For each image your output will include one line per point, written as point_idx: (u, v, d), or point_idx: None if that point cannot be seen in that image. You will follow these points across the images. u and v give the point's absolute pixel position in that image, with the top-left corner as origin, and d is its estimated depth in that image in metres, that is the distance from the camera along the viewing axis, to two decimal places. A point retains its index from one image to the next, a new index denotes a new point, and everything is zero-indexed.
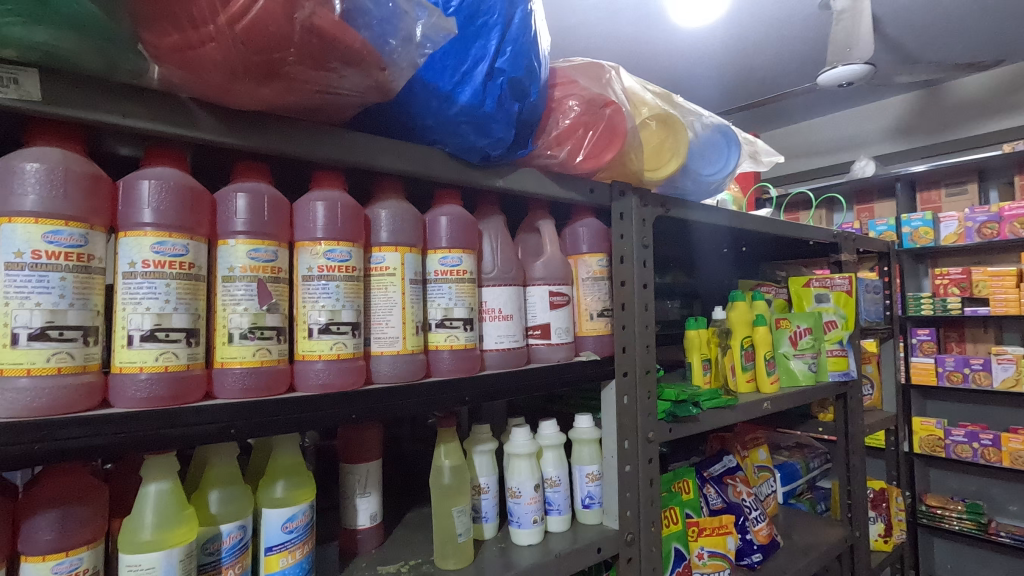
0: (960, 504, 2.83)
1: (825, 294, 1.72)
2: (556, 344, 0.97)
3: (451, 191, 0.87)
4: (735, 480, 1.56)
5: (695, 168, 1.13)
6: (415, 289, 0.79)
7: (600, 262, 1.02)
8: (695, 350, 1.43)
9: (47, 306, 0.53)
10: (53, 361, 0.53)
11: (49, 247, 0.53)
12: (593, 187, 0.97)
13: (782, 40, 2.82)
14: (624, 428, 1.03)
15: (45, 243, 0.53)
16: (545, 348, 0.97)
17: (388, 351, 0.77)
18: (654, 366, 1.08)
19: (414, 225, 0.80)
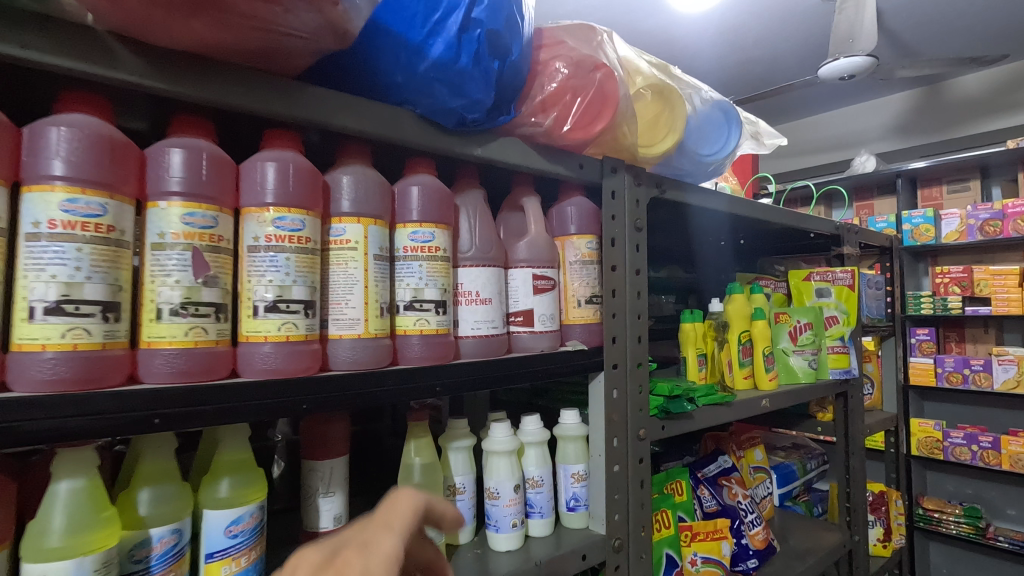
0: (958, 508, 2.76)
1: (826, 288, 1.64)
2: (540, 333, 0.89)
3: (423, 160, 0.78)
4: (731, 482, 1.50)
5: (692, 147, 1.05)
6: (380, 266, 0.71)
7: (589, 245, 0.94)
8: (689, 344, 1.37)
9: (63, 278, 0.50)
10: (68, 337, 0.50)
11: (66, 216, 0.51)
12: (583, 163, 0.91)
13: (784, 30, 2.75)
14: (613, 427, 0.95)
15: (62, 212, 0.50)
16: (528, 336, 0.89)
17: (347, 334, 0.68)
18: (645, 359, 1.00)
19: (381, 195, 0.72)
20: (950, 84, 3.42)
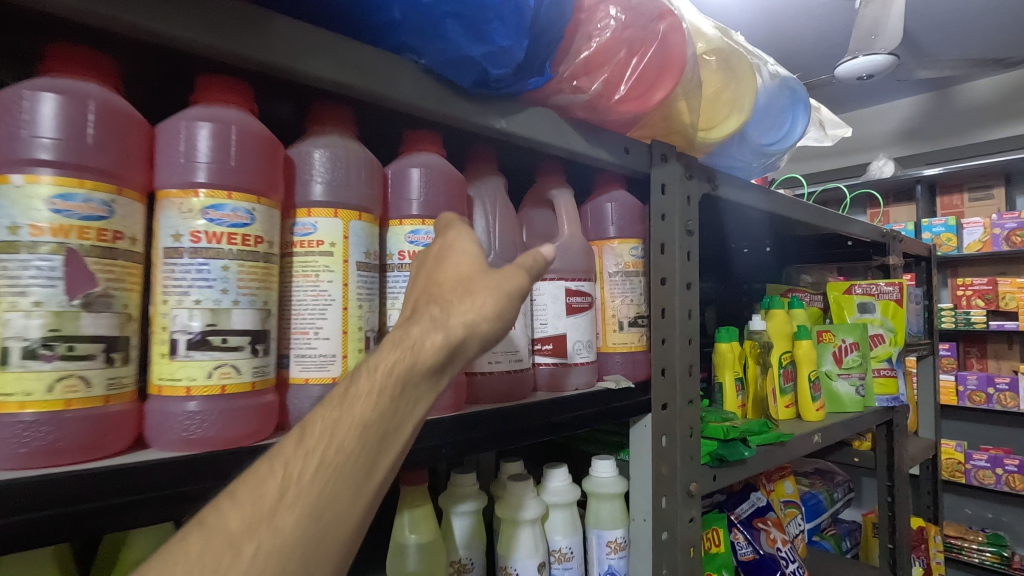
0: (980, 536, 2.57)
1: (870, 303, 1.46)
2: (574, 366, 0.69)
3: (426, 133, 0.58)
4: (767, 525, 1.29)
5: (753, 136, 0.86)
6: (364, 279, 0.50)
7: (633, 252, 0.74)
8: (726, 368, 1.19)
9: None
10: None
11: None
12: (628, 147, 0.71)
13: (801, 24, 2.58)
14: (661, 482, 0.75)
15: None
16: (558, 370, 0.69)
17: (314, 379, 0.47)
18: (697, 396, 0.81)
19: (369, 179, 0.51)
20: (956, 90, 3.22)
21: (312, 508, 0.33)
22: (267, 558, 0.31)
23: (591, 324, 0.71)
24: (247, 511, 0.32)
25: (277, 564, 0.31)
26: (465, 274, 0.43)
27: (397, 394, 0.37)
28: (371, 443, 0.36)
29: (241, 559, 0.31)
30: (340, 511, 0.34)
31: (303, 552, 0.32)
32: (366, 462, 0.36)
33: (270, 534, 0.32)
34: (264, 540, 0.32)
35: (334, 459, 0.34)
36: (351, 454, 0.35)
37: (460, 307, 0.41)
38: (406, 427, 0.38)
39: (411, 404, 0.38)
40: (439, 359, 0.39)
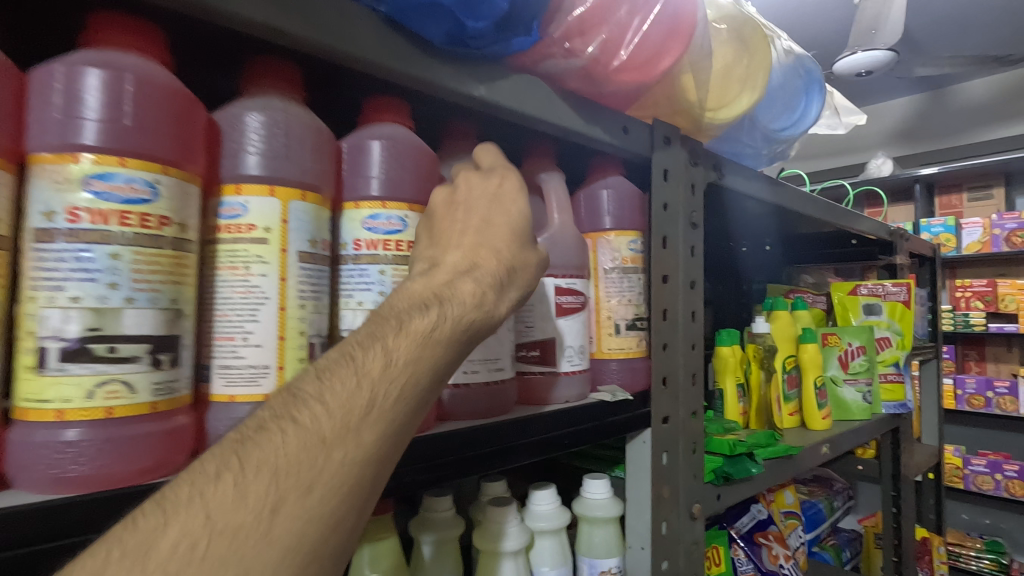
0: (979, 543, 2.48)
1: (876, 304, 1.38)
2: (563, 375, 0.61)
3: (391, 101, 0.49)
4: (769, 540, 1.20)
5: (766, 118, 0.77)
6: (308, 273, 0.41)
7: (631, 246, 0.66)
8: (727, 373, 1.11)
9: None
10: None
11: None
12: (628, 126, 0.63)
13: (800, 19, 2.50)
14: (662, 506, 0.67)
15: None
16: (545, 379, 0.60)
17: (243, 396, 0.38)
18: (700, 407, 0.72)
19: (317, 151, 0.42)
20: (956, 88, 3.15)
21: (390, 430, 0.33)
22: (352, 467, 0.31)
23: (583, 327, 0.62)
24: (335, 419, 0.31)
25: (357, 476, 0.31)
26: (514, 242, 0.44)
27: (461, 339, 0.38)
28: (436, 380, 0.36)
29: (328, 467, 0.30)
30: (408, 436, 0.34)
31: (373, 470, 0.32)
32: (428, 397, 0.36)
33: (356, 445, 0.31)
34: (350, 451, 0.31)
35: (412, 387, 0.34)
36: (422, 386, 0.35)
37: (516, 277, 0.43)
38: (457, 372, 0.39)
39: (467, 353, 0.39)
40: (495, 318, 0.41)
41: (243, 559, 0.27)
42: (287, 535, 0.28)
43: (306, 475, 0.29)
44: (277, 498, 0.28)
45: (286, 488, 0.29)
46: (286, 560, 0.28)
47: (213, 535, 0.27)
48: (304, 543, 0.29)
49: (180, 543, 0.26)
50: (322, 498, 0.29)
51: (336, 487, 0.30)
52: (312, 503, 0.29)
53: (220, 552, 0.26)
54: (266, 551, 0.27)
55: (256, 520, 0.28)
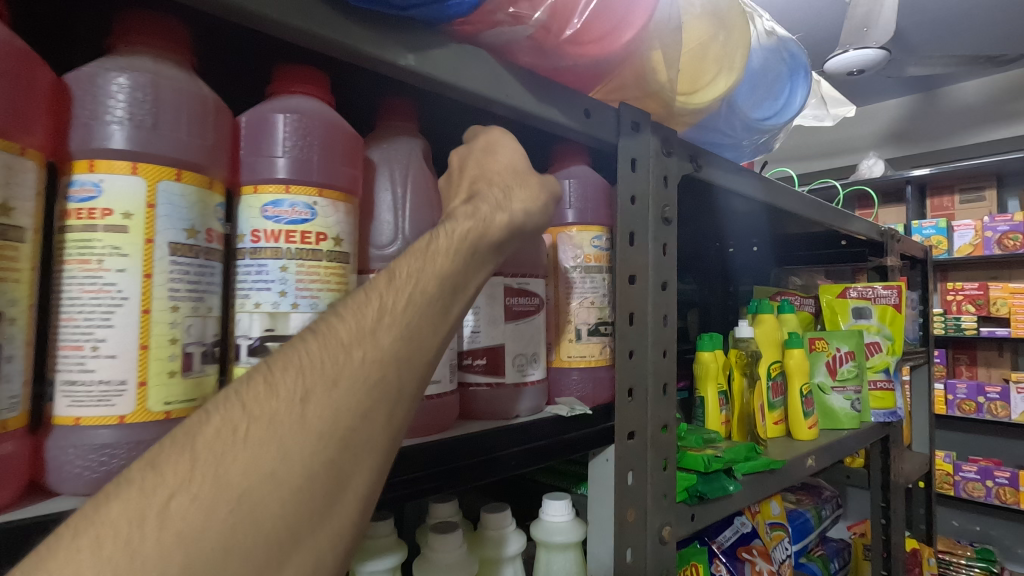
0: (970, 551, 2.35)
1: (865, 307, 1.33)
2: (512, 387, 0.54)
3: (305, 70, 0.42)
4: (753, 555, 1.14)
5: (746, 106, 0.71)
6: (183, 270, 0.34)
7: (595, 243, 0.59)
8: (708, 380, 1.05)
9: None
10: None
11: None
12: (591, 110, 0.56)
13: (791, 16, 2.45)
14: (627, 532, 0.60)
15: None
16: (491, 392, 0.54)
17: (90, 418, 0.31)
18: (672, 420, 0.66)
19: (197, 122, 0.34)
20: (949, 89, 3.10)
21: (406, 334, 0.33)
22: (372, 365, 0.31)
23: (537, 332, 0.56)
24: (352, 324, 0.32)
25: (378, 375, 0.31)
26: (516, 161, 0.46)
27: (471, 256, 0.38)
28: (451, 292, 0.36)
29: (350, 365, 0.30)
30: (427, 342, 0.34)
31: (397, 372, 0.32)
32: (444, 308, 0.36)
33: (374, 347, 0.31)
34: (369, 350, 0.31)
35: (424, 295, 0.35)
36: (434, 296, 0.35)
37: (519, 195, 0.43)
38: (471, 288, 0.38)
39: (479, 269, 0.39)
40: (504, 235, 0.41)
41: (278, 444, 0.27)
42: (319, 423, 0.28)
43: (331, 370, 0.30)
44: (305, 390, 0.29)
45: (311, 382, 0.29)
46: (320, 448, 0.28)
47: (248, 423, 0.28)
48: (337, 432, 0.29)
49: (220, 429, 0.27)
50: (348, 390, 0.30)
51: (359, 381, 0.30)
52: (338, 396, 0.29)
53: (258, 435, 0.27)
54: (299, 437, 0.28)
55: (287, 410, 0.28)
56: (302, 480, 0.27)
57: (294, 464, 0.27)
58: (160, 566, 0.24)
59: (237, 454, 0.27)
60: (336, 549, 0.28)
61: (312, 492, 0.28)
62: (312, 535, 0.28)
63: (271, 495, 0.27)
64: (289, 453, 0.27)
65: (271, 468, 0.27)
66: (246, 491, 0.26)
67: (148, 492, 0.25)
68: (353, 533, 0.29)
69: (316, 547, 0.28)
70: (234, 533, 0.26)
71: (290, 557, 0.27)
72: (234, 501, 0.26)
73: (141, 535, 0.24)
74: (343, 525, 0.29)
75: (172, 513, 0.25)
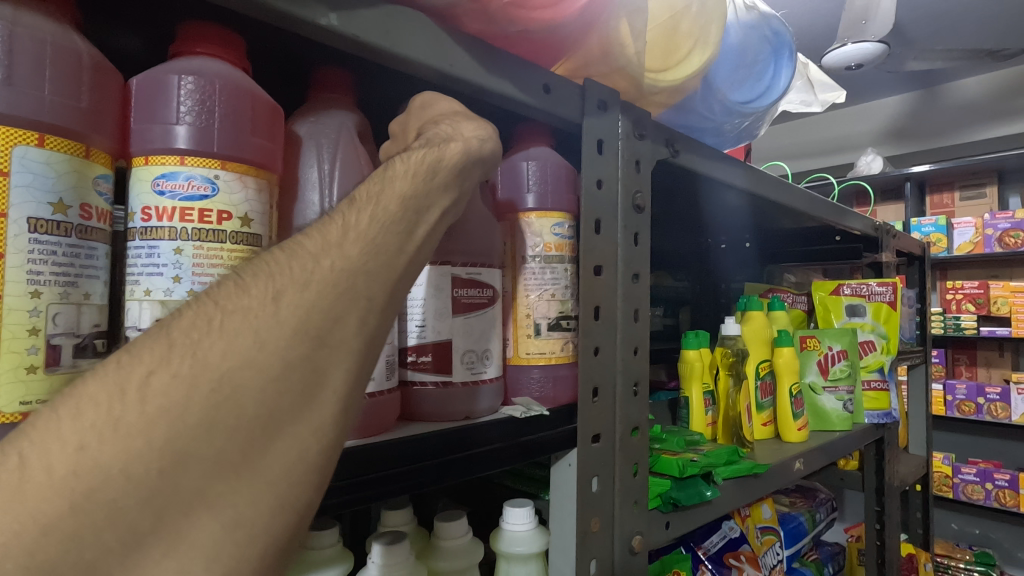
0: (969, 554, 2.30)
1: (860, 305, 1.28)
2: (460, 387, 0.50)
3: (214, 30, 0.37)
4: (740, 561, 1.09)
5: (724, 87, 0.67)
6: (49, 250, 0.29)
7: (556, 230, 0.55)
8: (693, 380, 1.01)
9: None
10: None
11: None
12: (551, 85, 0.51)
13: (788, 10, 2.39)
14: (591, 543, 0.56)
15: None
16: (435, 394, 0.49)
17: None
18: (644, 421, 0.62)
19: (67, 80, 0.30)
20: (950, 86, 3.05)
21: (375, 246, 0.29)
22: (342, 274, 0.28)
23: (489, 327, 0.52)
24: (318, 234, 0.29)
25: (350, 281, 0.28)
26: (455, 117, 0.40)
27: (433, 181, 0.34)
28: (417, 212, 0.33)
29: (321, 269, 0.27)
30: (401, 259, 0.31)
31: (368, 279, 0.29)
32: (410, 226, 0.32)
33: (343, 255, 0.28)
34: (339, 259, 0.28)
35: (389, 212, 0.31)
36: (397, 215, 0.31)
37: (467, 127, 0.39)
38: (435, 212, 0.34)
39: (444, 195, 0.35)
40: (465, 165, 0.37)
41: (254, 335, 0.25)
42: (296, 319, 0.26)
43: (301, 273, 0.27)
44: (277, 288, 0.26)
45: (282, 282, 0.27)
46: (296, 343, 0.26)
47: (223, 314, 0.25)
48: (312, 329, 0.26)
49: (194, 320, 0.25)
50: (321, 292, 0.27)
51: (330, 285, 0.27)
52: (312, 296, 0.27)
53: (235, 326, 0.25)
54: (274, 330, 0.25)
55: (260, 306, 0.26)
56: (280, 371, 0.25)
57: (271, 355, 0.25)
58: (143, 438, 0.22)
59: (214, 341, 0.24)
60: (321, 442, 0.27)
61: (291, 386, 0.25)
62: (294, 427, 0.26)
63: (249, 383, 0.24)
64: (265, 343, 0.25)
65: (249, 355, 0.25)
66: (223, 378, 0.24)
67: (124, 371, 0.23)
68: (338, 430, 0.27)
69: (299, 440, 0.26)
70: (217, 413, 0.24)
71: (273, 443, 0.25)
72: (214, 384, 0.24)
73: (122, 409, 0.23)
74: (323, 423, 0.27)
75: (152, 390, 0.23)
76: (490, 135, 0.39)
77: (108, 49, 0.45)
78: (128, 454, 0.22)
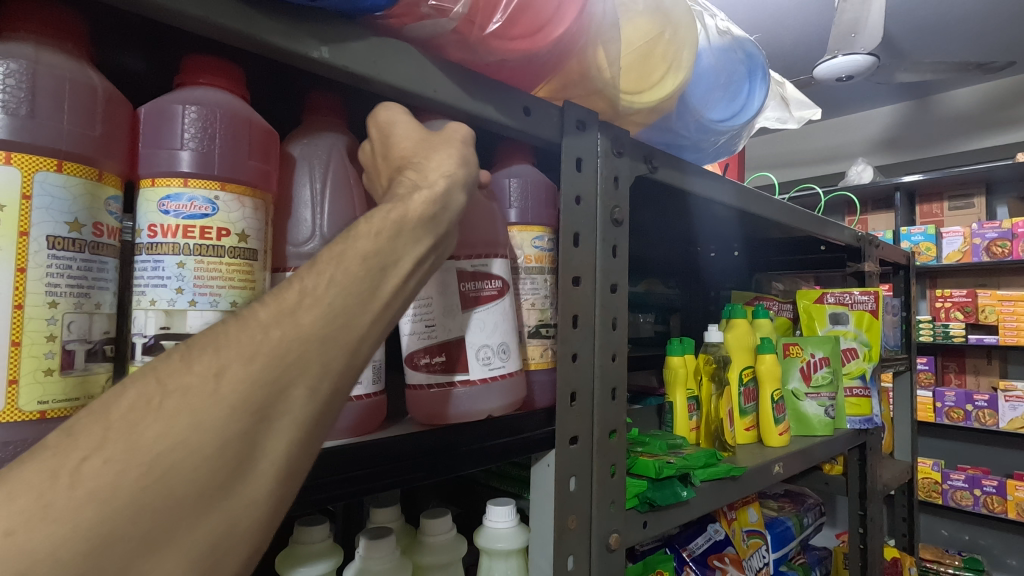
0: (958, 560, 2.32)
1: (842, 313, 1.31)
2: (480, 385, 0.51)
3: (218, 61, 0.40)
4: (724, 562, 1.10)
5: (700, 107, 0.71)
6: (65, 264, 0.33)
7: (536, 242, 0.58)
8: (677, 386, 1.06)
9: None
10: None
11: None
12: (531, 108, 0.55)
13: (779, 25, 2.45)
14: (567, 540, 0.59)
15: None
16: (461, 394, 0.51)
17: None
18: (621, 425, 0.65)
19: (82, 113, 0.33)
20: (941, 97, 3.09)
21: (331, 311, 0.30)
22: (291, 345, 0.29)
23: (500, 319, 0.53)
24: (273, 301, 0.30)
25: (300, 352, 0.29)
26: (422, 145, 0.42)
27: (400, 235, 0.35)
28: (382, 270, 0.34)
29: (270, 341, 0.28)
30: (357, 323, 0.32)
31: (321, 347, 0.30)
32: (372, 287, 0.33)
33: (295, 324, 0.29)
34: (290, 329, 0.29)
35: (351, 274, 0.32)
36: (360, 276, 0.32)
37: (432, 165, 0.40)
38: (404, 266, 0.35)
39: (413, 244, 0.36)
40: (431, 209, 0.38)
41: (191, 415, 0.26)
42: (237, 395, 0.27)
43: (249, 344, 0.28)
44: (221, 365, 0.27)
45: (227, 355, 0.27)
46: (235, 420, 0.26)
47: (163, 395, 0.26)
48: (253, 404, 0.27)
49: (133, 400, 0.25)
50: (267, 365, 0.28)
51: (276, 359, 0.28)
52: (255, 370, 0.27)
53: (172, 407, 0.25)
54: (213, 409, 0.26)
55: (202, 383, 0.26)
56: (215, 450, 0.26)
57: (206, 435, 0.26)
58: (70, 523, 0.23)
59: (150, 423, 0.25)
60: (252, 516, 0.27)
61: (225, 465, 0.26)
62: (226, 503, 0.26)
63: (182, 464, 0.25)
64: (203, 422, 0.26)
65: (184, 436, 0.25)
66: (157, 459, 0.25)
67: (61, 455, 0.24)
68: (273, 502, 0.28)
69: (229, 516, 0.27)
70: (145, 495, 0.24)
71: (199, 522, 0.26)
72: (144, 468, 0.24)
73: (52, 495, 0.23)
74: (254, 499, 0.27)
75: (84, 474, 0.23)
76: (454, 166, 0.41)
77: (120, 73, 0.48)
78: (56, 539, 0.22)
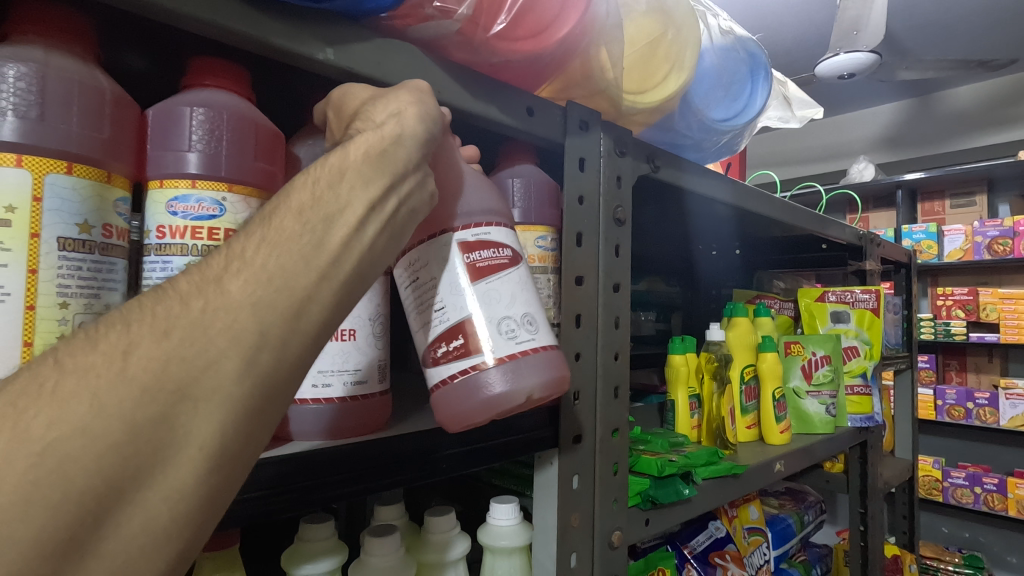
0: (958, 557, 2.33)
1: (844, 312, 1.31)
2: (516, 357, 0.47)
3: (223, 62, 0.41)
4: (725, 560, 1.10)
5: (703, 107, 0.71)
6: (75, 265, 0.33)
7: (540, 242, 0.58)
8: (679, 383, 1.05)
9: None
10: None
11: None
12: (535, 107, 0.55)
13: (781, 23, 2.45)
14: (571, 537, 0.59)
15: None
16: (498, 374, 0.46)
17: None
18: (624, 423, 0.65)
19: (91, 115, 0.33)
20: (943, 94, 3.08)
21: (265, 274, 0.29)
22: (215, 316, 0.27)
23: (518, 289, 0.49)
24: (196, 272, 0.29)
25: (238, 326, 0.28)
26: (374, 97, 0.40)
27: (342, 178, 0.34)
28: (325, 219, 0.32)
29: (190, 313, 0.27)
30: (297, 281, 0.30)
31: (253, 313, 0.28)
32: (316, 240, 0.31)
33: (221, 293, 0.28)
34: (212, 300, 0.28)
35: (286, 231, 0.31)
36: (296, 231, 0.31)
37: (379, 109, 0.38)
38: (352, 212, 0.33)
39: (363, 185, 0.34)
40: (380, 143, 0.36)
41: (91, 397, 0.25)
42: (146, 376, 0.25)
43: (163, 320, 0.27)
44: (128, 343, 0.26)
45: (138, 332, 0.26)
46: (145, 404, 0.25)
47: (58, 378, 0.25)
48: (168, 382, 0.26)
49: (26, 385, 0.24)
50: (182, 341, 0.26)
51: (194, 336, 0.27)
52: (170, 346, 0.26)
53: (68, 390, 0.25)
54: (119, 391, 0.25)
55: (106, 363, 0.25)
56: (122, 437, 0.25)
57: (113, 423, 0.25)
58: None
59: (39, 410, 0.24)
60: (174, 507, 0.26)
61: (135, 454, 0.25)
62: (141, 493, 0.26)
63: (80, 453, 0.24)
64: (105, 408, 0.25)
65: (84, 423, 0.24)
66: (49, 447, 0.24)
67: None
68: (201, 492, 0.27)
69: (146, 506, 0.26)
70: (37, 489, 0.23)
71: (116, 515, 0.25)
72: (35, 457, 0.23)
73: None
74: (180, 487, 0.26)
75: None
76: (410, 104, 0.39)
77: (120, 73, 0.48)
78: None
